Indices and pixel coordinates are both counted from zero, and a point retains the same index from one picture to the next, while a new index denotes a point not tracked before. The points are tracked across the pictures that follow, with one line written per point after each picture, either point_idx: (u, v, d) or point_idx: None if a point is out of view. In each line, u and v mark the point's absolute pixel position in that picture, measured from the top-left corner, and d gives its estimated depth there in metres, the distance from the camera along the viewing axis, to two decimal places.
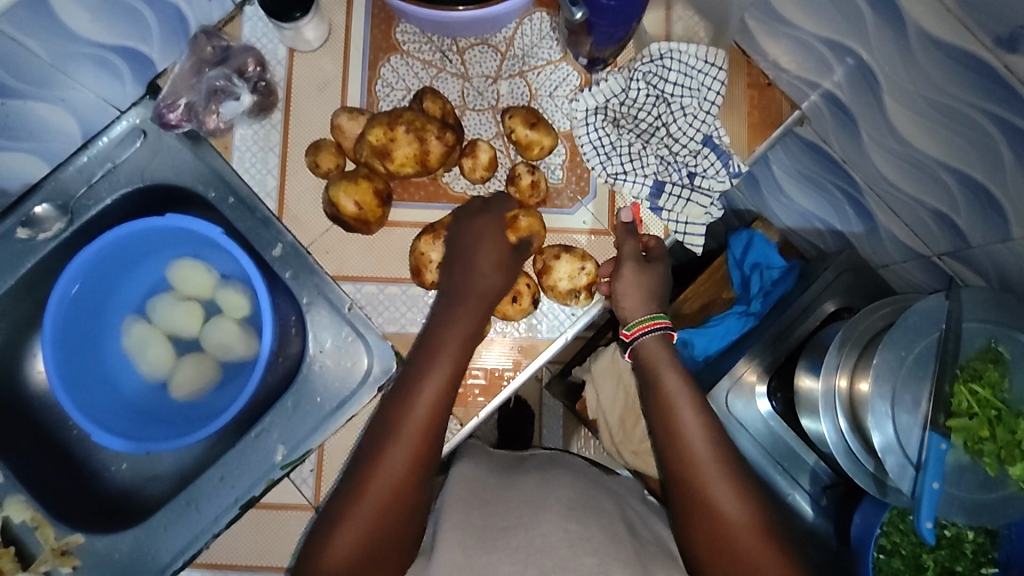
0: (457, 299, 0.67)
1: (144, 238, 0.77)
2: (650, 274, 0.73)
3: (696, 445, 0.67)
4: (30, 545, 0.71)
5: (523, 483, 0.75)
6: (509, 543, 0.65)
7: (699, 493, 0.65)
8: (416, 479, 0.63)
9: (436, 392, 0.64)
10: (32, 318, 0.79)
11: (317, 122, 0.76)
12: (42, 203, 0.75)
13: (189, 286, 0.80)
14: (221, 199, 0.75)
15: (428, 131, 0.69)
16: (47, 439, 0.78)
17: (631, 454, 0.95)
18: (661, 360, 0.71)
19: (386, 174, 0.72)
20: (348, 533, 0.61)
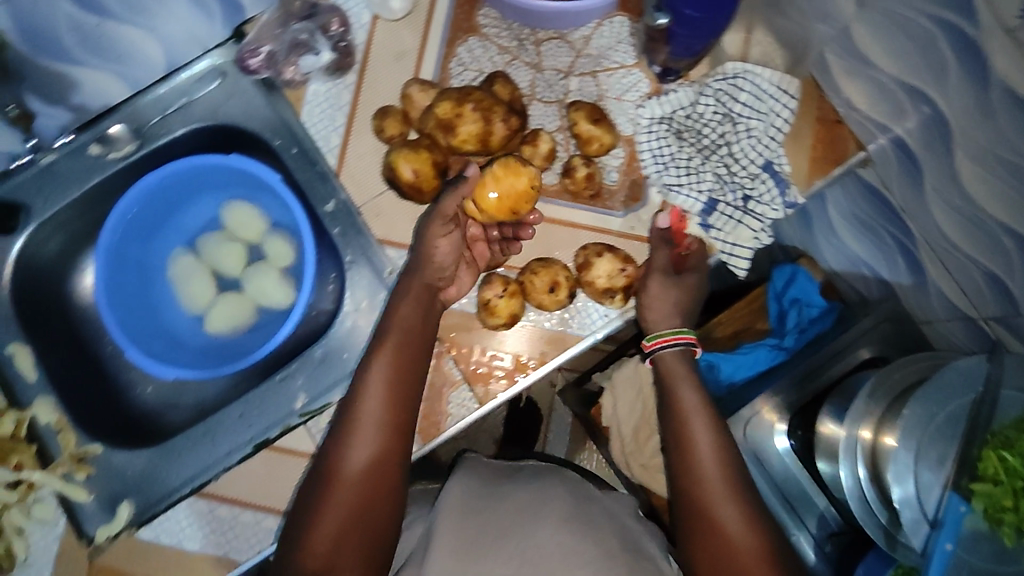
0: (404, 281, 0.69)
1: (206, 172, 0.79)
2: (684, 284, 0.74)
3: (710, 466, 0.67)
4: (50, 447, 0.71)
5: (517, 493, 0.75)
6: (500, 551, 0.67)
7: (707, 512, 0.65)
8: (385, 469, 0.63)
9: (386, 367, 0.65)
10: (89, 232, 0.82)
11: (388, 89, 0.78)
12: (115, 124, 0.77)
13: (238, 228, 0.83)
14: (284, 147, 0.77)
15: (494, 112, 0.70)
16: (83, 349, 0.81)
17: (638, 467, 0.94)
18: (680, 376, 0.73)
19: (447, 148, 0.73)
20: (325, 521, 0.60)
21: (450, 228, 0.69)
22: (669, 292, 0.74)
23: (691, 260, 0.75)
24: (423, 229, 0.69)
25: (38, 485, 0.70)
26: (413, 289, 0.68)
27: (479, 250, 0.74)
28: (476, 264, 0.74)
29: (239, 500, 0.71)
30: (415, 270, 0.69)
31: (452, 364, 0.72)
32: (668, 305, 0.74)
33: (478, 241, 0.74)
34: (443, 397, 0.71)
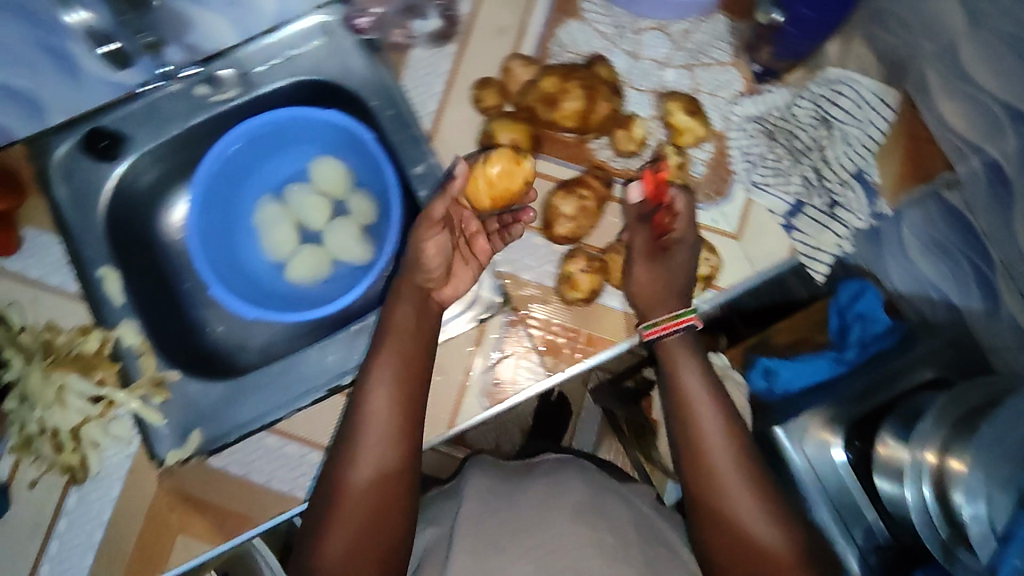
0: (399, 288, 0.71)
1: (303, 124, 0.82)
2: (674, 260, 0.73)
3: (716, 445, 0.71)
4: (131, 370, 0.74)
5: (536, 487, 0.79)
6: (522, 544, 0.72)
7: (714, 489, 0.69)
8: (394, 475, 0.66)
9: (388, 374, 0.67)
10: (182, 170, 0.85)
11: (486, 61, 0.79)
12: (222, 69, 0.79)
13: (326, 183, 0.85)
14: (381, 109, 0.79)
15: (598, 92, 0.73)
16: (165, 281, 0.84)
17: None
18: (682, 360, 0.75)
19: (545, 124, 0.75)
20: (336, 531, 0.64)
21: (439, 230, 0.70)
22: (653, 271, 0.73)
23: (679, 234, 0.73)
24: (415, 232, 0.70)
25: (118, 403, 0.72)
26: (403, 292, 0.71)
27: (479, 245, 0.74)
28: (478, 262, 0.74)
29: (310, 442, 0.73)
30: (409, 275, 0.71)
31: (526, 333, 0.74)
32: (657, 285, 0.72)
33: (478, 237, 0.74)
34: (513, 362, 0.73)
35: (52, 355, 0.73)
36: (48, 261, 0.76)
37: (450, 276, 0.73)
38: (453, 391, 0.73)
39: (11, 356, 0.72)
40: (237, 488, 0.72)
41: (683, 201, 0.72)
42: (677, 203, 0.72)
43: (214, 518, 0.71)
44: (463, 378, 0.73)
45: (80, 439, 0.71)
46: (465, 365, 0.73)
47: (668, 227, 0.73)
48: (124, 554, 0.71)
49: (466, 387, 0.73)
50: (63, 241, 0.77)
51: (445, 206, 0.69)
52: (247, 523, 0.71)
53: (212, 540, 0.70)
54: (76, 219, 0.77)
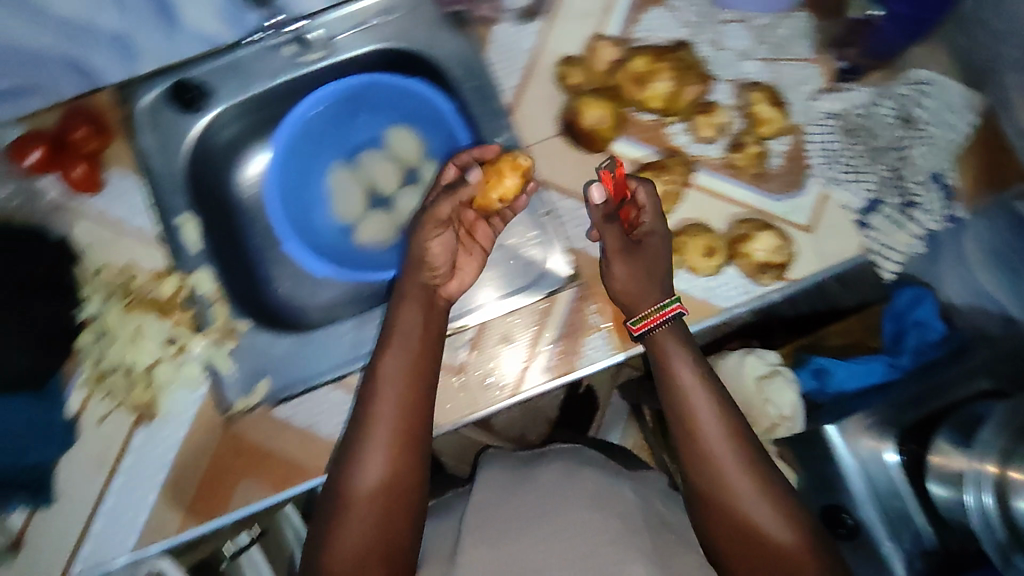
0: (402, 287, 0.70)
1: (383, 92, 0.84)
2: (648, 251, 0.72)
3: (719, 446, 0.66)
4: (205, 315, 0.76)
5: (543, 475, 0.76)
6: (535, 531, 0.68)
7: (721, 488, 0.65)
8: (402, 464, 0.64)
9: (396, 370, 0.66)
10: (259, 128, 0.86)
11: (570, 40, 0.79)
12: (313, 31, 0.80)
13: (400, 151, 0.87)
14: (464, 81, 0.80)
15: (688, 77, 0.76)
16: (235, 236, 0.85)
17: None
18: (674, 352, 0.69)
19: (632, 105, 0.77)
20: (345, 540, 0.61)
21: (444, 228, 0.69)
22: (633, 265, 0.71)
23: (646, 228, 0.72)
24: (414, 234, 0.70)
25: (191, 346, 0.75)
26: (410, 292, 0.69)
27: (480, 232, 0.75)
28: (482, 251, 0.75)
29: None
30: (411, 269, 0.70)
31: (594, 309, 0.75)
32: (641, 279, 0.70)
33: (478, 224, 0.75)
34: (579, 337, 0.75)
35: (130, 296, 0.75)
36: (130, 203, 0.78)
37: (456, 269, 0.73)
38: (518, 358, 0.74)
39: (94, 291, 0.75)
40: (299, 441, 0.73)
41: (648, 192, 0.72)
42: (642, 195, 0.71)
43: (274, 469, 0.72)
44: (529, 348, 0.74)
45: (151, 378, 0.73)
46: (532, 335, 0.75)
47: (635, 221, 0.73)
48: (186, 497, 0.72)
49: (531, 357, 0.74)
50: (145, 185, 0.78)
51: (451, 206, 0.70)
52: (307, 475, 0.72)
53: (270, 489, 0.72)
54: (159, 165, 0.78)
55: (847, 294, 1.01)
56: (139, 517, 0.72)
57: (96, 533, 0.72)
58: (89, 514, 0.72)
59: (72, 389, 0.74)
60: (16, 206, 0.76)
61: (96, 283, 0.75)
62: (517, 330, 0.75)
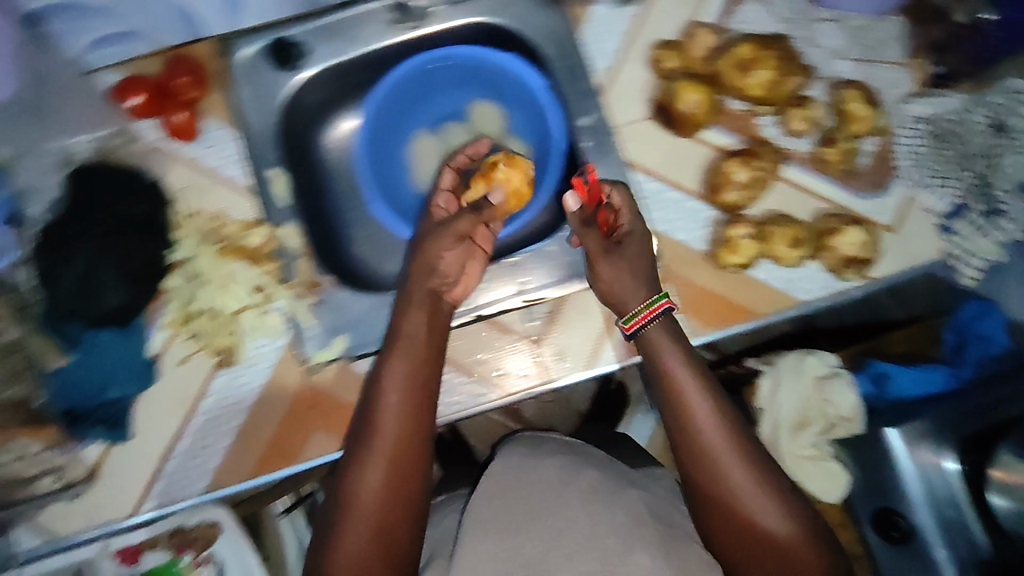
0: (407, 293, 0.71)
1: (474, 66, 0.86)
2: (630, 250, 0.72)
3: (723, 449, 0.65)
4: (289, 268, 0.77)
5: (548, 466, 0.73)
6: (536, 528, 0.65)
7: (722, 484, 0.64)
8: (404, 458, 0.63)
9: (400, 371, 0.65)
10: (346, 93, 0.87)
11: (665, 27, 0.80)
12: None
13: (484, 125, 0.89)
14: (556, 59, 0.81)
15: (790, 69, 0.75)
16: (316, 196, 0.85)
17: (791, 457, 0.93)
18: (669, 349, 0.68)
19: (728, 92, 0.76)
20: (345, 550, 0.60)
21: (456, 241, 0.73)
22: (616, 263, 0.71)
23: (623, 230, 0.74)
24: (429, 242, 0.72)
25: (277, 297, 0.76)
26: (415, 298, 0.70)
27: (481, 237, 0.75)
28: (484, 254, 0.75)
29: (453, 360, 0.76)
30: (419, 274, 0.71)
31: (672, 292, 0.75)
32: (628, 277, 0.70)
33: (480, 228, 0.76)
34: None
35: (221, 242, 0.76)
36: (225, 154, 0.79)
37: (462, 276, 0.74)
38: (596, 333, 0.76)
39: (186, 235, 0.75)
40: None
41: (622, 195, 0.74)
42: (615, 198, 0.74)
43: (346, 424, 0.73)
44: (607, 324, 0.76)
45: (236, 324, 0.75)
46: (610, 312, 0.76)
47: (615, 223, 0.74)
48: (261, 444, 0.73)
49: (607, 333, 0.76)
50: (239, 137, 0.79)
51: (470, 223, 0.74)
52: None
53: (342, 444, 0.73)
54: (254, 119, 0.80)
55: (900, 307, 0.98)
56: (213, 460, 0.73)
57: (169, 472, 0.73)
58: (162, 454, 0.73)
59: (154, 330, 0.74)
60: (114, 146, 0.77)
61: (188, 228, 0.75)
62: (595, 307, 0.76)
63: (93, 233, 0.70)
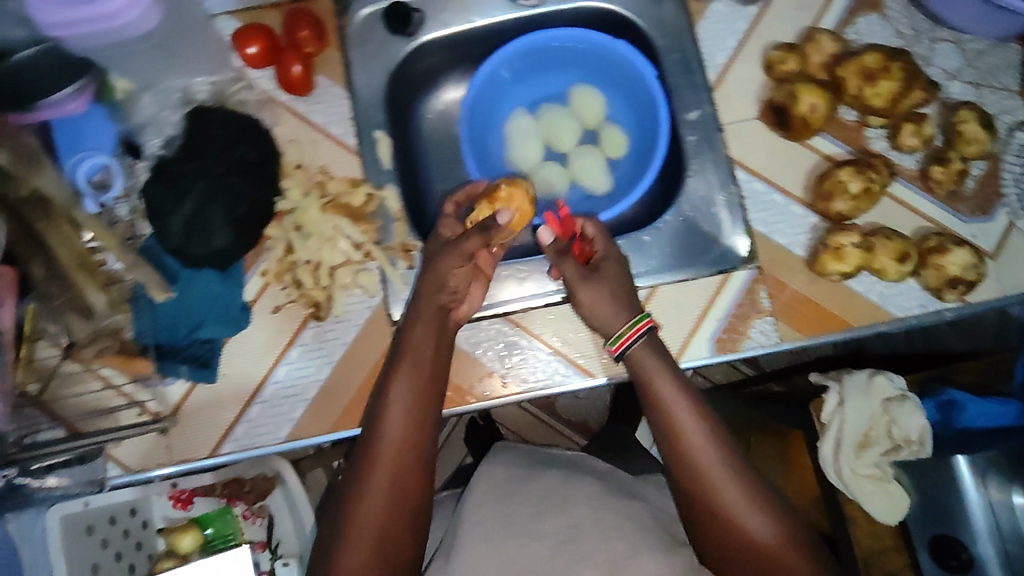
0: (415, 311, 0.70)
1: (583, 49, 0.85)
2: (607, 275, 0.73)
3: (708, 462, 0.65)
4: (385, 230, 0.78)
5: (542, 480, 0.78)
6: (539, 526, 0.71)
7: (710, 498, 0.64)
8: (410, 469, 0.64)
9: (405, 389, 0.66)
10: (450, 65, 0.88)
11: (781, 31, 0.80)
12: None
13: (584, 110, 0.87)
14: (667, 51, 0.81)
15: (917, 81, 0.73)
16: (411, 163, 0.86)
17: (852, 474, 0.88)
18: (654, 365, 0.69)
19: (847, 98, 0.75)
20: (351, 556, 0.61)
21: (466, 260, 0.71)
22: (595, 289, 0.72)
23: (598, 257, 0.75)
24: (435, 261, 0.71)
25: (374, 257, 0.77)
26: (424, 313, 0.70)
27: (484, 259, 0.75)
28: (486, 276, 0.75)
29: (538, 336, 0.77)
30: (427, 292, 0.70)
31: (766, 295, 0.75)
32: (608, 301, 0.71)
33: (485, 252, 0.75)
34: (748, 320, 0.74)
35: (325, 196, 0.77)
36: (334, 111, 0.80)
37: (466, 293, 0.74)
38: (687, 328, 0.74)
39: (291, 186, 0.77)
40: (459, 366, 0.76)
41: (595, 225, 0.76)
42: (589, 229, 0.76)
43: None
44: (696, 319, 0.74)
45: (332, 278, 0.76)
46: (701, 307, 0.75)
47: (590, 252, 0.76)
48: (345, 398, 0.74)
49: (697, 329, 0.74)
50: (349, 97, 0.81)
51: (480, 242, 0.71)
52: (466, 399, 0.75)
53: None
54: (365, 81, 0.81)
55: (960, 341, 1.01)
56: (298, 410, 0.74)
57: (252, 417, 0.74)
58: (248, 399, 0.74)
59: (251, 276, 0.76)
60: (231, 91, 0.78)
61: (294, 179, 0.77)
62: (687, 301, 0.75)
63: (211, 171, 0.71)
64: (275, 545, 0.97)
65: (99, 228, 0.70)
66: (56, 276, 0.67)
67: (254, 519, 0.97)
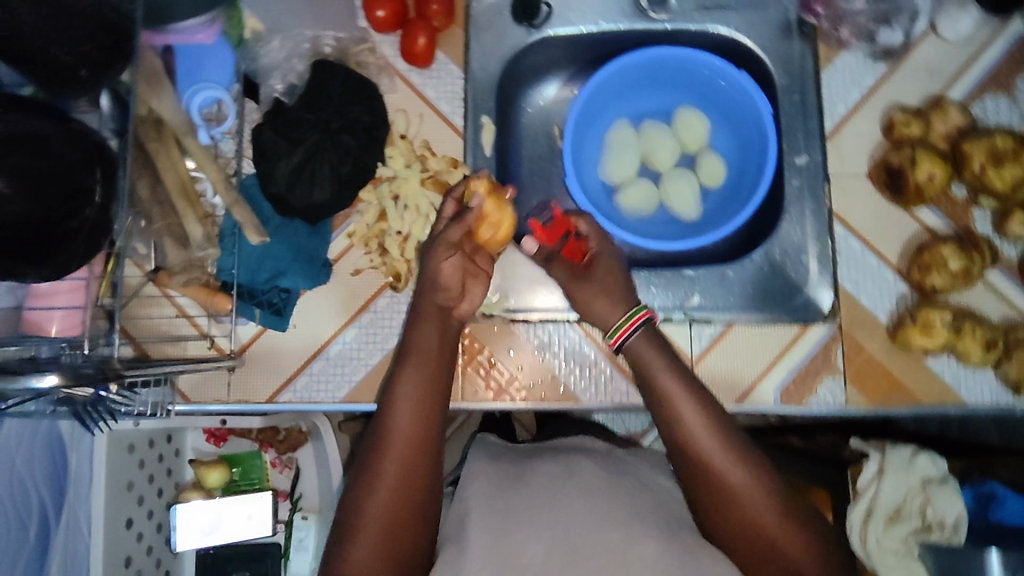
0: (416, 311, 0.72)
1: (701, 73, 0.84)
2: (601, 271, 0.75)
3: (712, 442, 0.62)
4: None
5: (539, 472, 0.67)
6: (535, 523, 0.60)
7: (715, 474, 0.61)
8: (423, 459, 0.62)
9: (411, 383, 0.66)
10: (564, 63, 0.88)
11: (905, 94, 0.79)
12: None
13: (687, 134, 0.86)
14: (787, 90, 0.81)
15: None
16: (506, 152, 0.87)
17: (876, 545, 0.86)
18: (654, 361, 0.67)
19: (964, 175, 0.74)
20: (360, 551, 0.58)
21: (456, 250, 0.71)
22: (592, 287, 0.74)
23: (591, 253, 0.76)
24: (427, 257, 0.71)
25: None
26: (425, 312, 0.71)
27: (480, 259, 0.75)
28: (484, 271, 0.75)
29: (603, 349, 0.77)
30: (427, 292, 0.71)
31: (840, 353, 0.74)
32: (605, 300, 0.73)
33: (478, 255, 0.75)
34: (817, 377, 0.74)
35: (426, 170, 0.78)
36: (446, 88, 0.81)
37: (465, 291, 0.74)
38: (755, 374, 0.74)
39: (394, 155, 0.78)
40: (521, 364, 0.77)
41: (588, 224, 0.76)
42: (584, 228, 0.76)
43: (490, 379, 0.76)
44: (747, 388, 0.74)
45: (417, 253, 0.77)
46: (773, 355, 0.74)
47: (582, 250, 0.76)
48: None
49: (764, 375, 0.74)
50: (464, 76, 0.81)
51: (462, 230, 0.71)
52: (522, 397, 0.76)
53: (483, 399, 0.76)
54: (481, 64, 0.81)
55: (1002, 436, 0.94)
56: (359, 373, 0.76)
57: (314, 372, 0.76)
58: (313, 353, 0.76)
59: (338, 235, 0.78)
60: (353, 50, 0.79)
61: (397, 148, 0.78)
62: (760, 345, 0.74)
63: (326, 126, 0.72)
64: (297, 497, 0.99)
65: (204, 157, 0.70)
66: (158, 201, 0.67)
67: (282, 469, 0.99)
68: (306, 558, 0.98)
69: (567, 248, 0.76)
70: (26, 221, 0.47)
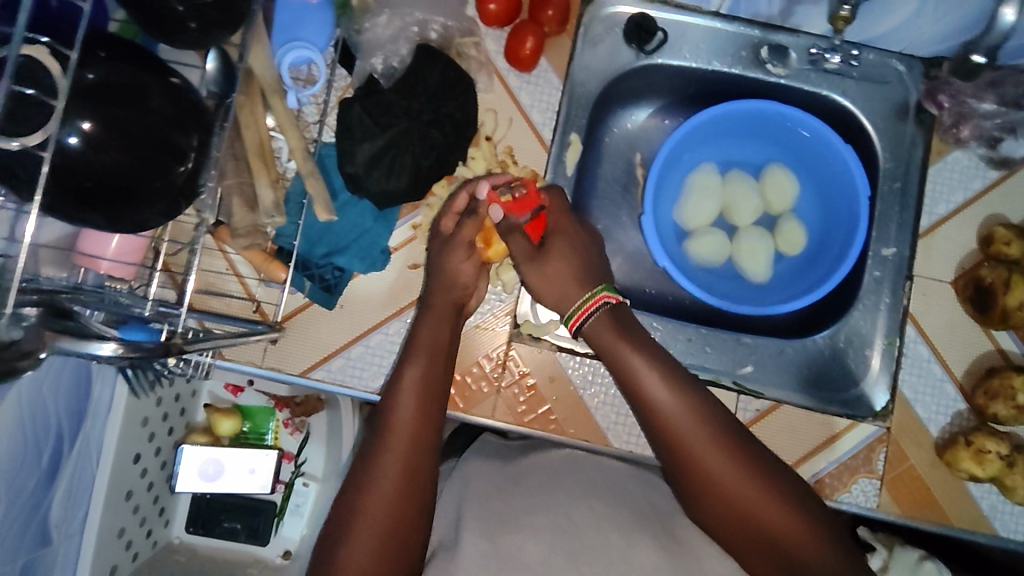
0: (426, 306, 0.70)
1: (803, 137, 0.80)
2: (556, 249, 0.69)
3: (695, 436, 0.59)
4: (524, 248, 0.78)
5: (534, 476, 0.68)
6: (531, 523, 0.61)
7: (704, 473, 0.58)
8: (425, 450, 0.60)
9: (415, 371, 0.64)
10: (665, 95, 0.85)
11: (1010, 207, 0.76)
12: (832, 56, 0.76)
13: (776, 194, 0.83)
14: (889, 176, 0.77)
15: None
16: (585, 172, 0.84)
17: None
18: (619, 342, 0.64)
19: None
20: (356, 544, 0.55)
21: (471, 253, 0.70)
22: (547, 268, 0.68)
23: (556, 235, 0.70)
24: (441, 256, 0.70)
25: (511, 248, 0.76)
26: (437, 308, 0.69)
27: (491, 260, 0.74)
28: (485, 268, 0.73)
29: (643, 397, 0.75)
30: (440, 289, 0.70)
31: (881, 458, 0.72)
32: (560, 277, 0.68)
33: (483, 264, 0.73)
34: (853, 474, 0.72)
35: None
36: (543, 96, 0.78)
37: (478, 287, 0.73)
38: (794, 456, 0.72)
39: (475, 157, 0.76)
40: (558, 394, 0.76)
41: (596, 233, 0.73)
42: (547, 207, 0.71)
43: (524, 402, 0.75)
44: (807, 451, 0.72)
45: None
46: (815, 442, 0.73)
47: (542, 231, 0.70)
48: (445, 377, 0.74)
49: (801, 461, 0.72)
50: (563, 87, 0.78)
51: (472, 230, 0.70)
52: (551, 427, 0.75)
53: (511, 421, 0.75)
54: (583, 78, 0.78)
55: None
56: None
57: (351, 356, 0.74)
58: (354, 337, 0.75)
59: (402, 225, 0.76)
60: (455, 38, 0.76)
61: (480, 150, 0.76)
62: (802, 429, 0.73)
63: (417, 116, 0.70)
64: (301, 461, 0.98)
65: (287, 121, 0.67)
66: (235, 158, 0.64)
67: (293, 431, 0.99)
68: (300, 523, 0.97)
69: (533, 222, 0.70)
70: (99, 175, 0.44)
